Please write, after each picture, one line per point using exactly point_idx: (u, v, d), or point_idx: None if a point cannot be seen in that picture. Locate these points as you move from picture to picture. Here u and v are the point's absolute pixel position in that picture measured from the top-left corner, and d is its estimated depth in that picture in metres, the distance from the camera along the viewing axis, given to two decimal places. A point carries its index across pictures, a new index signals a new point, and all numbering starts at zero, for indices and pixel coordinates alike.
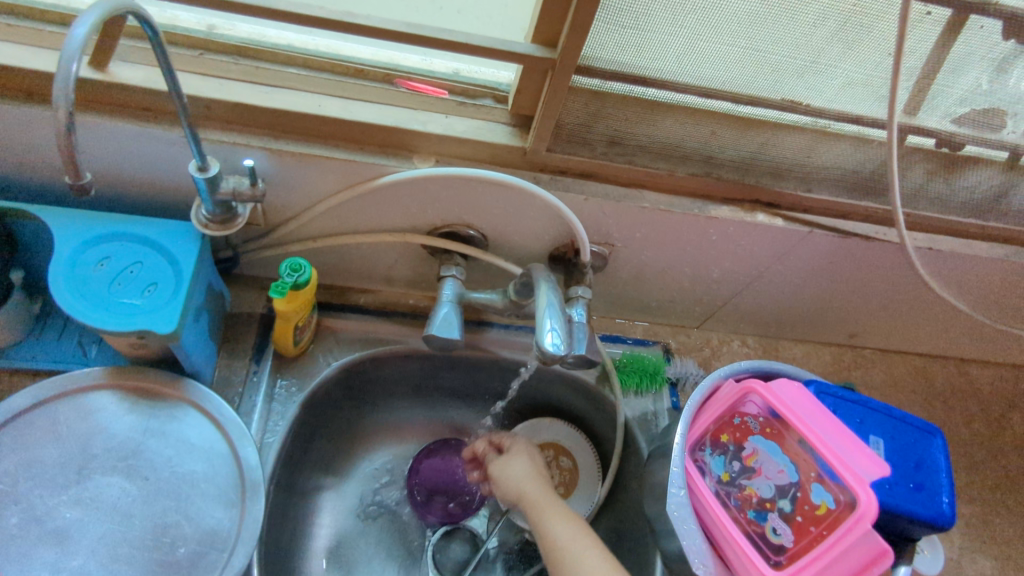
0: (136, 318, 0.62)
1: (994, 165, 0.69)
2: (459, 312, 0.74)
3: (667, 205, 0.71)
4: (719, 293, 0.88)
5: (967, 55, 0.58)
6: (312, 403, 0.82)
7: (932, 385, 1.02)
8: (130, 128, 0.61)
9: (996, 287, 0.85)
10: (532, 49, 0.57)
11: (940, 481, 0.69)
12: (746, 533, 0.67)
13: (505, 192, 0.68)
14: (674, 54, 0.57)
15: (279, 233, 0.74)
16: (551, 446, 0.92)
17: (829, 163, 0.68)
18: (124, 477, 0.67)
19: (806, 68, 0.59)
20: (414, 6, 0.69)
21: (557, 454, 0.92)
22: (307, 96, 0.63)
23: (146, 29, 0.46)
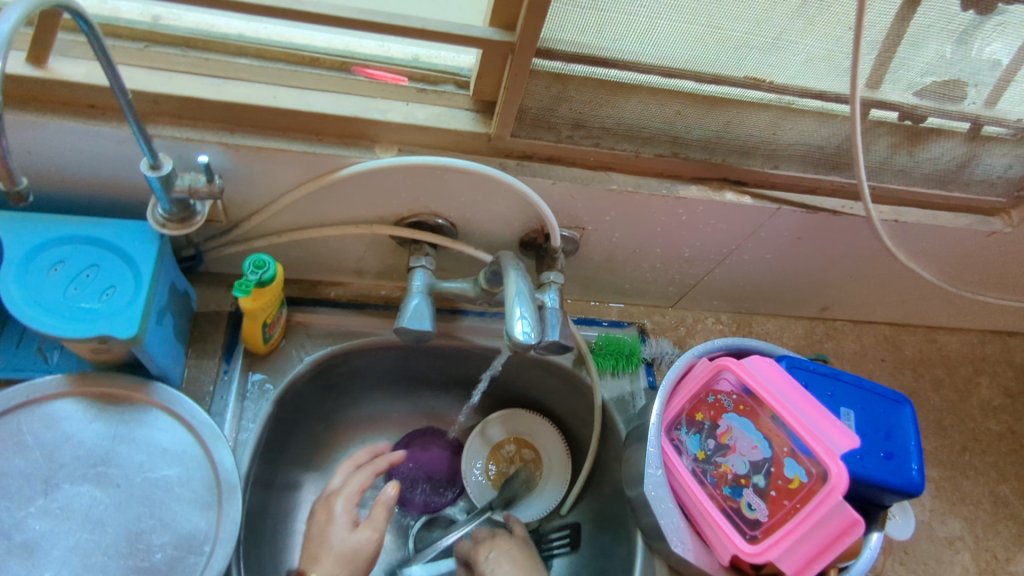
0: (95, 324, 0.61)
1: (956, 136, 0.69)
2: (431, 303, 0.73)
3: (635, 186, 0.70)
4: (691, 272, 0.88)
5: (926, 27, 0.58)
6: (286, 400, 0.81)
7: (902, 353, 1.04)
8: (76, 126, 0.58)
9: (961, 256, 0.87)
10: (490, 33, 0.55)
11: (909, 449, 0.70)
12: (722, 510, 0.68)
13: (471, 179, 0.67)
14: (634, 34, 0.56)
15: (242, 228, 0.72)
16: (513, 440, 0.94)
17: (795, 140, 0.68)
18: (93, 485, 0.65)
19: (767, 44, 0.58)
20: None
21: (520, 447, 0.94)
22: (261, 88, 0.61)
23: (82, 26, 0.44)
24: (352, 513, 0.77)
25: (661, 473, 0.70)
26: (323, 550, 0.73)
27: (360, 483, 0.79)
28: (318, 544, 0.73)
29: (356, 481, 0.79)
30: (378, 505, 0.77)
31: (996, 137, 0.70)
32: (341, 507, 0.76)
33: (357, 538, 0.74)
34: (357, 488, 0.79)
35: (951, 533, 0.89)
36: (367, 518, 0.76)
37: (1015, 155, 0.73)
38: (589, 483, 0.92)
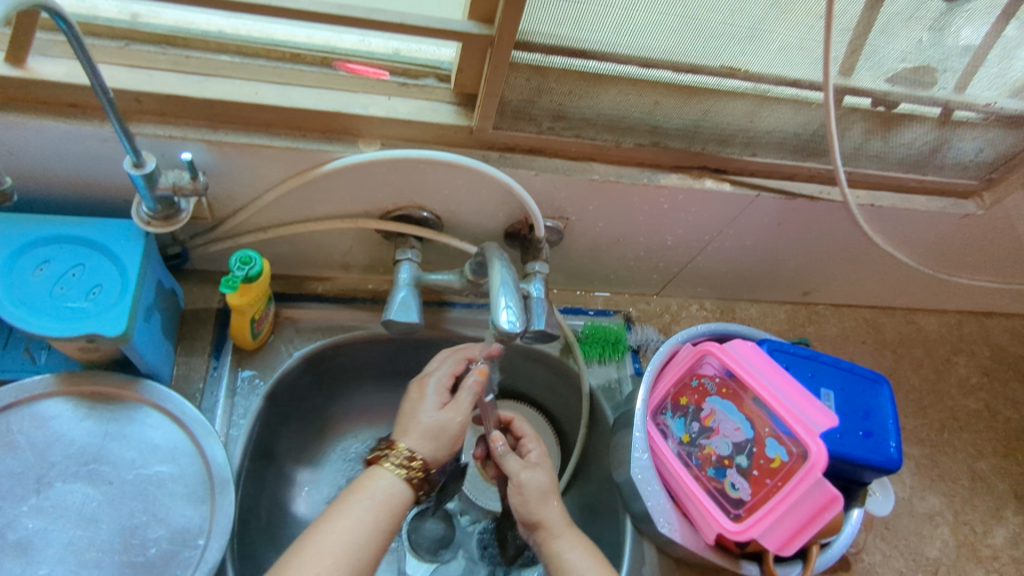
0: (83, 322, 0.61)
1: (928, 121, 0.71)
2: (417, 295, 0.74)
3: (616, 175, 0.71)
4: (674, 260, 0.89)
5: (895, 15, 0.60)
6: (277, 394, 0.81)
7: (882, 335, 1.06)
8: (58, 125, 0.58)
9: (937, 239, 0.89)
10: (469, 27, 0.56)
11: (887, 427, 0.72)
12: (707, 490, 0.70)
13: (455, 172, 0.68)
14: (611, 26, 0.57)
15: (228, 225, 0.73)
16: None
17: (771, 127, 0.69)
18: (85, 482, 0.66)
19: (742, 34, 0.59)
20: None
21: None
22: (242, 84, 0.62)
23: (60, 24, 0.44)
24: (443, 393, 0.72)
25: (647, 457, 0.71)
26: (411, 424, 0.69)
27: (453, 366, 0.75)
28: (406, 421, 0.70)
29: (450, 366, 0.74)
30: (466, 390, 0.72)
31: (967, 122, 0.72)
32: (433, 385, 0.72)
33: (446, 419, 0.70)
34: (449, 376, 0.74)
35: (931, 508, 0.91)
36: (455, 400, 0.71)
37: (986, 139, 0.74)
38: (579, 470, 0.94)
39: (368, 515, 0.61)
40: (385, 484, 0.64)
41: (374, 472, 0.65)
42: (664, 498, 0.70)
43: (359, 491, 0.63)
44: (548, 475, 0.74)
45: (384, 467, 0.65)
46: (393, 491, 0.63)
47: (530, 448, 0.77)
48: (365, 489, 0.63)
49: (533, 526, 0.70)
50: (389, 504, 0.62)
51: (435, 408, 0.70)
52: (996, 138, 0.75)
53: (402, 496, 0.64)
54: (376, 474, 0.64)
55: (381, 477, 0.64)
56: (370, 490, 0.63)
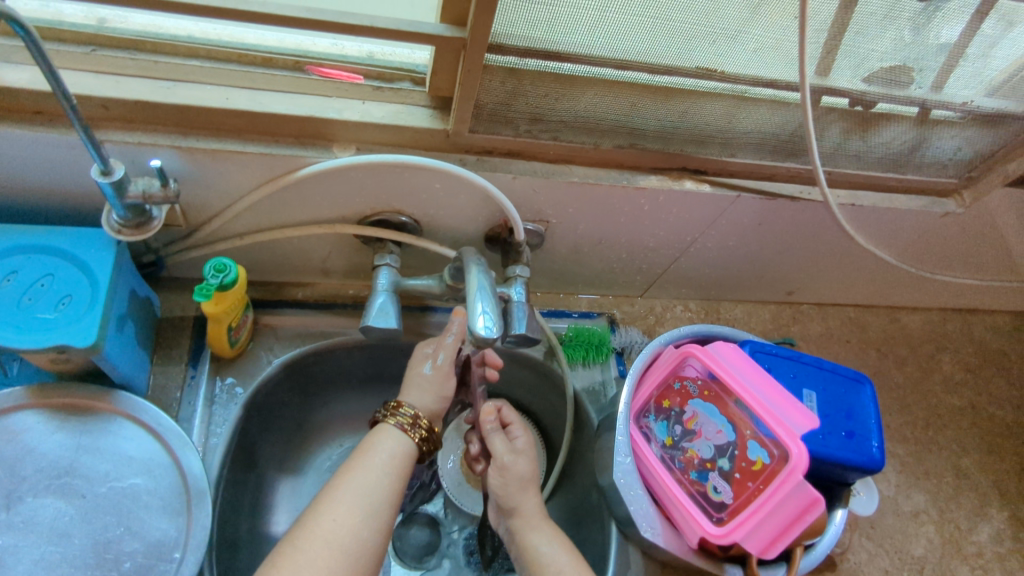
0: (52, 333, 0.60)
1: (906, 120, 0.71)
2: (396, 301, 0.73)
3: (595, 178, 0.71)
4: (657, 261, 0.89)
5: (870, 15, 0.59)
6: (257, 402, 0.80)
7: (866, 333, 1.06)
8: (23, 133, 0.57)
9: (918, 237, 0.89)
10: (441, 30, 0.56)
11: (870, 426, 0.72)
12: (690, 494, 0.69)
13: (431, 176, 0.67)
14: (584, 28, 0.57)
15: (202, 232, 0.72)
16: None
17: (749, 128, 0.69)
18: (57, 496, 0.64)
19: (717, 35, 0.59)
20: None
21: None
22: (213, 90, 0.61)
23: (18, 30, 0.43)
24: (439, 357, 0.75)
25: (630, 461, 0.70)
26: (409, 386, 0.72)
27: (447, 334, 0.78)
28: (406, 384, 0.72)
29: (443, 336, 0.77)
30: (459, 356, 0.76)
31: (944, 121, 0.72)
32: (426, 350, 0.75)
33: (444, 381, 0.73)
34: (443, 344, 0.77)
35: (916, 506, 0.91)
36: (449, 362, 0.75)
37: (964, 137, 0.75)
38: (565, 473, 0.93)
39: (380, 471, 0.63)
40: (390, 439, 0.66)
41: (380, 429, 0.67)
42: (647, 502, 0.70)
43: (368, 447, 0.65)
44: (531, 464, 0.73)
45: (389, 422, 0.67)
46: (399, 448, 0.66)
47: (518, 432, 0.75)
48: (373, 446, 0.65)
49: (507, 510, 0.70)
50: (398, 461, 0.65)
51: (434, 371, 0.73)
52: (974, 137, 0.75)
53: (407, 451, 0.66)
54: (382, 430, 0.67)
55: (388, 433, 0.67)
56: (380, 447, 0.65)
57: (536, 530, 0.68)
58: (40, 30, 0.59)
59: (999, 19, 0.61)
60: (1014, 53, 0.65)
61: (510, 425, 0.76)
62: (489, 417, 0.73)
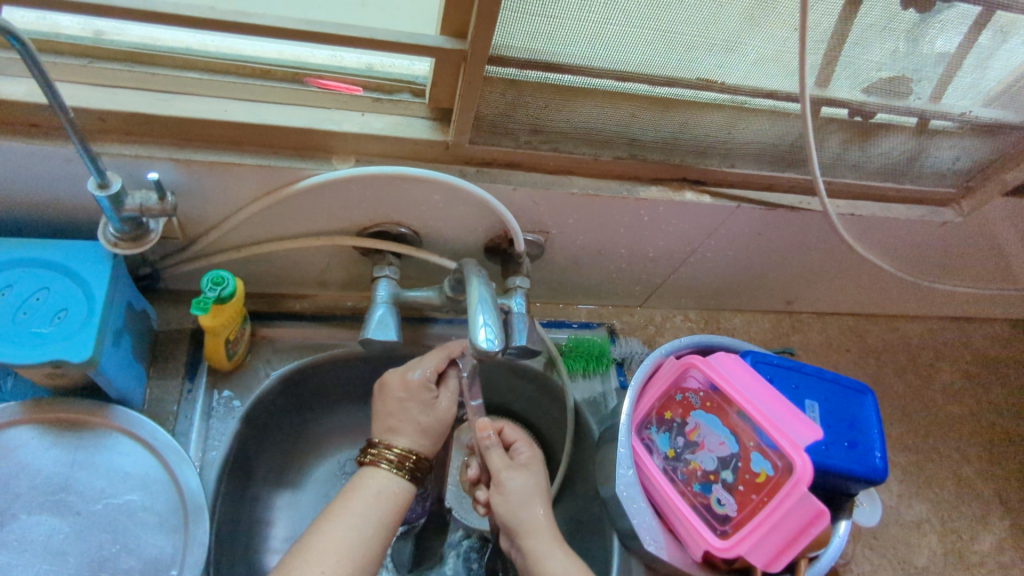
0: (46, 348, 0.59)
1: (905, 130, 0.71)
2: (395, 313, 0.73)
3: (595, 189, 0.71)
4: (657, 271, 0.89)
5: (869, 27, 0.60)
6: (253, 416, 0.79)
7: (866, 342, 1.06)
8: (19, 145, 0.57)
9: (917, 246, 0.89)
10: (441, 42, 0.55)
11: (872, 437, 0.72)
12: (693, 507, 0.69)
13: (431, 188, 0.66)
14: (585, 40, 0.57)
15: (200, 244, 0.71)
16: None
17: (748, 139, 0.69)
18: (52, 514, 0.63)
19: (717, 47, 0.59)
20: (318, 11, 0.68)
21: None
22: (211, 102, 0.60)
23: (12, 41, 0.43)
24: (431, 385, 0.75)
25: (633, 473, 0.69)
26: (402, 421, 0.71)
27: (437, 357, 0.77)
28: (401, 418, 0.71)
29: (434, 360, 0.76)
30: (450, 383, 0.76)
31: (942, 131, 0.72)
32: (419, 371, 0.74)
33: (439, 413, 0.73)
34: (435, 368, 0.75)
35: (918, 516, 0.91)
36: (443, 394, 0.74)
37: (962, 147, 0.75)
38: (566, 486, 0.92)
39: (371, 512, 0.62)
40: (384, 481, 0.66)
41: (371, 472, 0.66)
42: (651, 515, 0.69)
43: (358, 488, 0.64)
44: (532, 479, 0.73)
45: (380, 466, 0.67)
46: (390, 487, 0.65)
47: (521, 450, 0.76)
48: (364, 486, 0.65)
49: (512, 529, 0.69)
50: (388, 500, 0.64)
51: (429, 403, 0.73)
52: (971, 147, 0.75)
53: (400, 490, 0.66)
54: (372, 474, 0.66)
55: (380, 475, 0.66)
56: (371, 489, 0.64)
57: (549, 556, 0.65)
58: (37, 42, 0.59)
59: (997, 30, 0.62)
60: (1012, 64, 0.65)
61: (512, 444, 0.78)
62: (484, 433, 0.74)
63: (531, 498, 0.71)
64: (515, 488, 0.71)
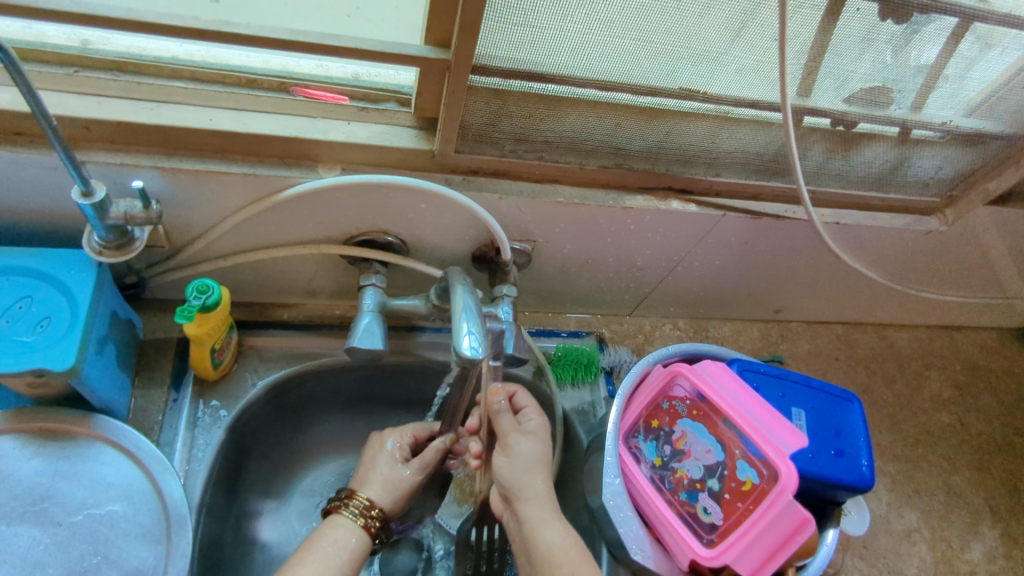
0: (27, 357, 0.59)
1: (887, 140, 0.72)
2: (381, 322, 0.73)
3: (582, 198, 0.71)
4: (645, 280, 0.89)
5: (849, 38, 0.60)
6: (240, 426, 0.79)
7: (854, 351, 1.07)
8: (3, 154, 0.57)
9: (903, 255, 0.89)
10: (424, 51, 0.56)
11: (858, 445, 0.72)
12: (680, 515, 0.68)
13: (416, 196, 0.67)
14: (568, 50, 0.57)
15: (186, 253, 0.71)
16: None
17: (732, 148, 0.70)
18: (32, 524, 0.63)
19: (699, 57, 0.60)
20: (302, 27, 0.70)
21: None
22: (196, 110, 0.61)
23: None
24: (404, 452, 0.78)
25: (619, 482, 0.69)
26: (370, 476, 0.74)
27: (416, 431, 0.81)
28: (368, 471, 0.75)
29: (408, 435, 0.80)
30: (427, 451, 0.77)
31: (924, 140, 0.73)
32: (392, 441, 0.78)
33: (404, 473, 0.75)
34: (409, 439, 0.79)
35: (908, 525, 0.91)
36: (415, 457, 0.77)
37: (945, 156, 0.76)
38: None
39: (336, 564, 0.63)
40: (346, 531, 0.67)
41: (335, 520, 0.68)
42: (637, 524, 0.69)
43: (321, 540, 0.65)
44: (540, 447, 0.70)
45: (344, 514, 0.68)
46: (352, 540, 0.66)
47: (530, 414, 0.73)
48: (328, 539, 0.65)
49: (512, 494, 0.67)
50: (351, 552, 0.65)
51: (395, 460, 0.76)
52: (954, 156, 0.76)
53: (363, 543, 0.67)
54: (335, 523, 0.67)
55: (343, 524, 0.67)
56: (335, 540, 0.65)
57: (548, 525, 0.64)
58: (22, 51, 0.59)
59: (975, 41, 0.63)
60: (991, 74, 0.66)
61: (521, 409, 0.75)
62: (495, 399, 0.71)
63: (536, 467, 0.69)
64: (521, 456, 0.69)
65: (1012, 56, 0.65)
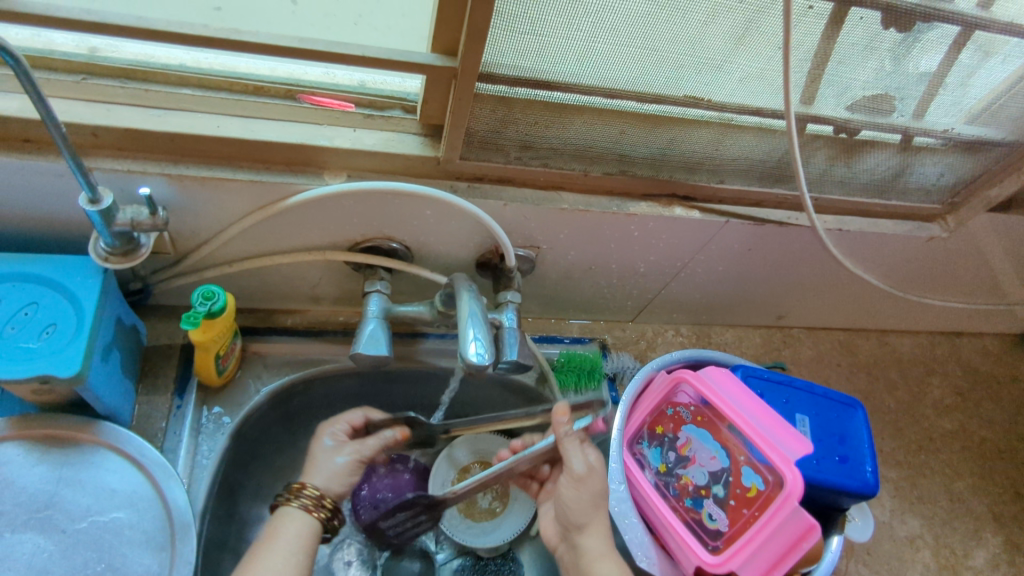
0: (33, 364, 0.59)
1: (889, 147, 0.72)
2: (386, 328, 0.73)
3: (586, 205, 0.71)
4: (648, 287, 0.89)
5: (851, 46, 0.61)
6: (243, 433, 0.78)
7: (857, 357, 1.07)
8: (11, 161, 0.57)
9: (905, 262, 0.90)
10: (431, 59, 0.56)
11: (864, 451, 0.72)
12: (685, 522, 0.68)
13: (422, 203, 0.67)
14: (573, 58, 0.58)
15: (192, 259, 0.71)
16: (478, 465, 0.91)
17: (736, 155, 0.70)
18: (35, 531, 0.63)
19: (703, 64, 0.60)
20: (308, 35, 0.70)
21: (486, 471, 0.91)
22: (203, 117, 0.61)
23: (6, 59, 0.43)
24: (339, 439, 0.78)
25: (624, 489, 0.69)
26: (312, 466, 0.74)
27: (350, 417, 0.80)
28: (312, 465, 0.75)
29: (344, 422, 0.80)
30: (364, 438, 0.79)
31: (926, 147, 0.73)
32: (328, 433, 0.78)
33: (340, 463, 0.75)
34: (344, 425, 0.79)
35: (911, 532, 0.91)
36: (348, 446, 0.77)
37: (946, 163, 0.76)
38: None
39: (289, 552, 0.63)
40: (291, 522, 0.66)
41: (284, 514, 0.66)
42: (642, 531, 0.68)
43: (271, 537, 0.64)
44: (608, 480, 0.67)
45: (289, 504, 0.67)
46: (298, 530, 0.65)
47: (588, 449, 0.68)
48: (276, 533, 0.64)
49: (574, 525, 0.68)
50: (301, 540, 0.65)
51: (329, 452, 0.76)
52: (955, 163, 0.76)
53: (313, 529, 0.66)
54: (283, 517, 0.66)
55: (293, 515, 0.66)
56: (283, 533, 0.65)
57: (603, 559, 0.65)
58: (31, 58, 0.59)
59: (976, 50, 0.63)
60: (992, 82, 0.67)
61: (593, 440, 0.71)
62: (562, 421, 0.69)
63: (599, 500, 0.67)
64: (586, 489, 0.66)
65: (1013, 65, 0.65)
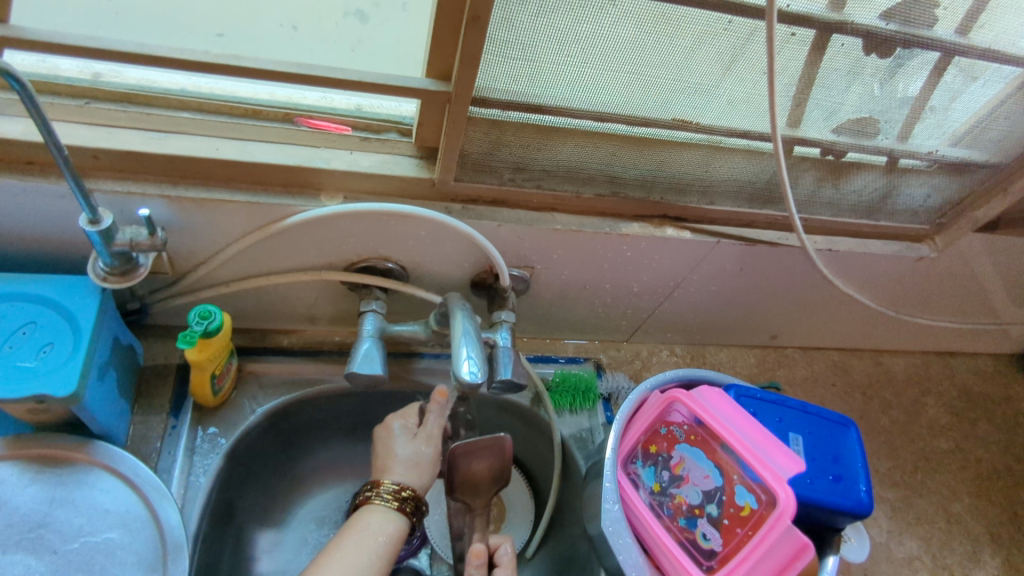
0: (31, 382, 0.59)
1: (876, 168, 0.74)
2: (381, 347, 0.73)
3: (579, 225, 0.72)
4: (642, 306, 0.90)
5: (834, 71, 0.62)
6: (237, 453, 0.78)
7: (851, 376, 1.07)
8: (14, 182, 0.58)
9: (897, 282, 0.91)
10: (427, 84, 0.58)
11: (856, 470, 0.72)
12: (679, 542, 0.68)
13: (417, 224, 0.68)
14: (564, 82, 0.59)
15: (189, 280, 0.72)
16: None
17: (726, 177, 0.72)
18: (21, 554, 0.62)
19: (690, 89, 0.62)
20: (307, 58, 0.72)
21: None
22: (204, 141, 0.62)
23: (13, 83, 0.44)
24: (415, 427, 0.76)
25: (618, 508, 0.69)
26: (392, 461, 0.72)
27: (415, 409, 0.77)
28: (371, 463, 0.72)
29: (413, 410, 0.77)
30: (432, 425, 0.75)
31: (912, 169, 0.75)
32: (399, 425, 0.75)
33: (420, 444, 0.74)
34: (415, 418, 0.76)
35: (909, 553, 0.90)
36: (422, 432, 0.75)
37: (932, 185, 0.78)
38: (555, 525, 0.91)
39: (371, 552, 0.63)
40: (381, 517, 0.66)
41: (370, 508, 0.67)
42: (637, 552, 0.67)
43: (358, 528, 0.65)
44: None
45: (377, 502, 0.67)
46: (388, 528, 0.66)
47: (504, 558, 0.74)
48: (363, 526, 0.65)
49: None
50: (389, 542, 0.65)
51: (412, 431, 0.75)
52: (941, 185, 0.78)
53: (399, 528, 0.67)
54: (370, 510, 0.67)
55: (376, 511, 0.67)
56: (368, 526, 0.65)
57: None
58: (36, 83, 0.61)
59: (958, 73, 0.65)
60: (973, 105, 0.69)
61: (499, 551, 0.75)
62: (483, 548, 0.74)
63: None
64: None
65: (993, 89, 0.67)
